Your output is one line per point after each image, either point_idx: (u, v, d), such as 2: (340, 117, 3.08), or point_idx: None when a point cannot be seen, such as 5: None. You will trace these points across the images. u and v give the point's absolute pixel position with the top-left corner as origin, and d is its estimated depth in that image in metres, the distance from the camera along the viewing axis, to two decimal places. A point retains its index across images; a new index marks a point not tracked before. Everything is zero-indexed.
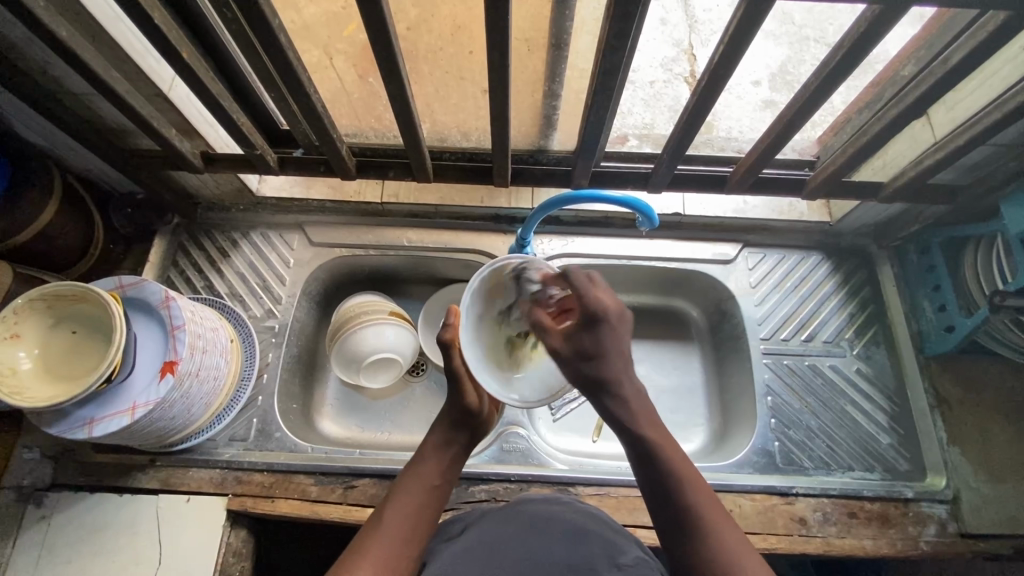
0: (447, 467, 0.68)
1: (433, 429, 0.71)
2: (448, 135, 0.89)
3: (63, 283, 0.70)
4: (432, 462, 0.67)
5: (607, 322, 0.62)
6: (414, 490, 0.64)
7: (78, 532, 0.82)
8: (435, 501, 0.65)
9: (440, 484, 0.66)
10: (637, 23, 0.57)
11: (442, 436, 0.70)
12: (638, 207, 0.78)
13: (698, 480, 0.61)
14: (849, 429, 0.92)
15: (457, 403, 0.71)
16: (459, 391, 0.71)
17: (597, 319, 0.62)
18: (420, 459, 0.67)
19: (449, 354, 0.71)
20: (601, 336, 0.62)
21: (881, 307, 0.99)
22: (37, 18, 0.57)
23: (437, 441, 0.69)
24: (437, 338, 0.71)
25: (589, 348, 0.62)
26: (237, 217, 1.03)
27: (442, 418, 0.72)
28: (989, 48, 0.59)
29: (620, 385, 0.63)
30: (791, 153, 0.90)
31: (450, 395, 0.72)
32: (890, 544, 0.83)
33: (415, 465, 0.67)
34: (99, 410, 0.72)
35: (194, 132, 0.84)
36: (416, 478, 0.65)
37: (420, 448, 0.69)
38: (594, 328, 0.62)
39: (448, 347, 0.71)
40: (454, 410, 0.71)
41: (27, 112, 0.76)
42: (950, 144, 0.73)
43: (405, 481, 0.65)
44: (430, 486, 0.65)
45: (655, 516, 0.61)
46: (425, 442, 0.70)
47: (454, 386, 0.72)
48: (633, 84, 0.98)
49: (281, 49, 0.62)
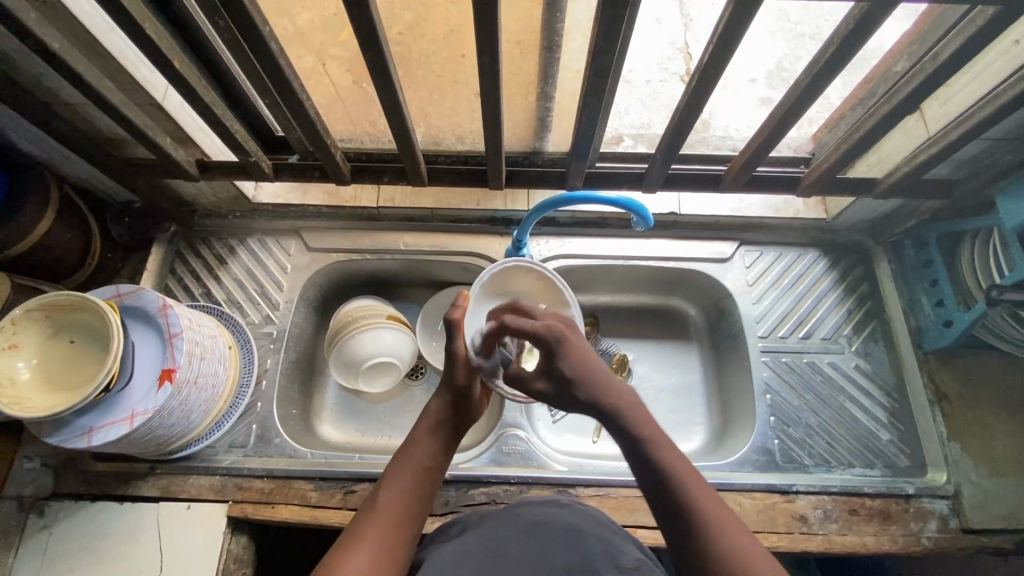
0: (440, 449, 0.68)
1: (425, 413, 0.70)
2: (443, 139, 0.91)
3: (61, 293, 0.70)
4: (424, 444, 0.67)
5: (563, 343, 0.67)
6: (408, 475, 0.64)
7: (81, 540, 0.82)
8: (428, 482, 0.65)
9: (432, 465, 0.66)
10: (627, 24, 0.58)
11: (433, 419, 0.69)
12: (634, 208, 0.78)
13: (698, 476, 0.59)
14: (849, 426, 0.92)
15: (450, 383, 0.71)
16: (450, 369, 0.71)
17: (556, 342, 0.67)
18: (412, 442, 0.67)
19: (451, 334, 0.72)
20: (573, 355, 0.67)
21: (878, 303, 0.99)
22: (30, 31, 0.57)
23: (429, 424, 0.69)
24: (443, 316, 0.72)
25: (566, 373, 0.66)
26: (234, 224, 1.04)
27: (433, 402, 0.71)
28: (978, 43, 0.59)
29: (610, 387, 0.66)
30: (787, 149, 0.91)
31: (443, 380, 0.72)
32: (892, 541, 0.82)
33: (408, 447, 0.67)
34: (98, 419, 0.72)
35: (189, 140, 0.84)
36: (409, 463, 0.65)
37: (412, 432, 0.68)
38: (558, 353, 0.67)
39: (453, 327, 0.72)
40: (446, 392, 0.71)
41: (23, 123, 0.76)
42: (945, 138, 0.73)
43: (398, 465, 0.65)
44: (421, 468, 0.65)
45: (661, 519, 0.59)
46: (417, 427, 0.69)
47: (449, 367, 0.71)
48: (628, 84, 0.96)
49: (273, 57, 0.62)
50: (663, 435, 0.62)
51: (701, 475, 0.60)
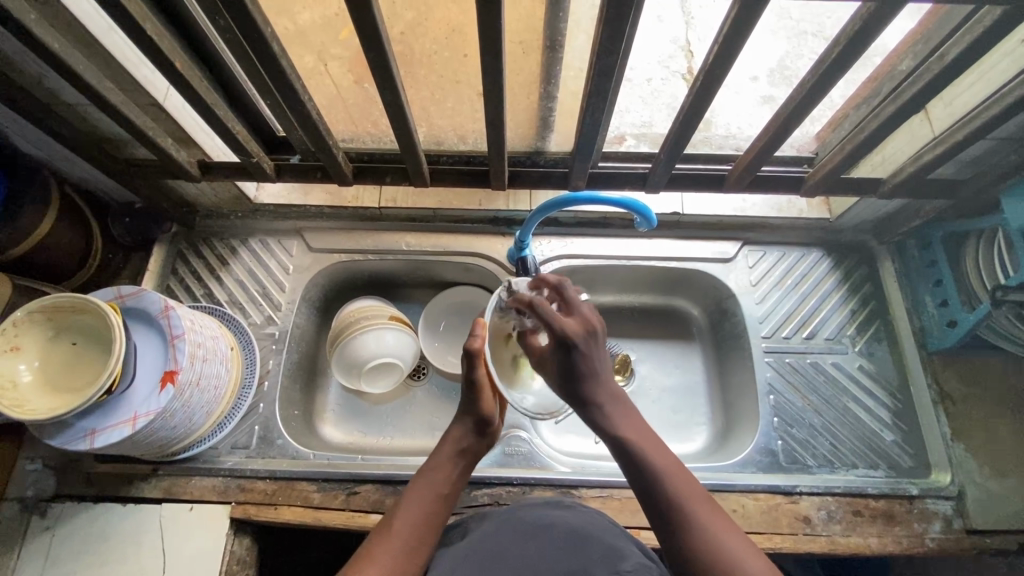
0: (457, 475, 0.68)
1: (445, 439, 0.70)
2: (444, 138, 0.90)
3: (61, 295, 0.70)
4: (443, 468, 0.67)
5: (576, 347, 0.65)
6: (425, 498, 0.64)
7: (85, 542, 0.82)
8: (444, 506, 0.65)
9: (448, 492, 0.66)
10: (632, 23, 0.57)
11: (455, 444, 0.69)
12: (637, 209, 0.78)
13: (688, 477, 0.62)
14: (852, 426, 0.92)
15: (474, 411, 0.70)
16: (475, 396, 0.70)
17: (571, 341, 0.65)
18: (432, 467, 0.67)
19: (473, 363, 0.69)
20: (582, 359, 0.66)
21: (881, 303, 0.98)
22: (30, 32, 0.57)
23: (449, 451, 0.68)
24: (465, 345, 0.69)
25: (569, 370, 0.66)
26: (235, 224, 1.03)
27: (456, 426, 0.71)
28: (985, 43, 0.59)
29: (607, 399, 0.67)
30: (790, 149, 0.90)
31: (466, 403, 0.71)
32: (895, 542, 0.82)
33: (429, 471, 0.67)
34: (100, 421, 0.72)
35: (190, 141, 0.84)
36: (426, 487, 0.65)
37: (432, 455, 0.68)
38: (568, 354, 0.65)
39: (474, 356, 0.68)
40: (469, 419, 0.70)
41: (23, 124, 0.76)
42: (951, 138, 0.73)
43: (416, 487, 0.65)
44: (439, 493, 0.65)
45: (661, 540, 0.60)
46: (438, 451, 0.69)
47: (471, 395, 0.70)
48: (630, 82, 0.95)
49: (274, 58, 0.62)
50: (653, 443, 0.65)
51: (692, 479, 0.62)
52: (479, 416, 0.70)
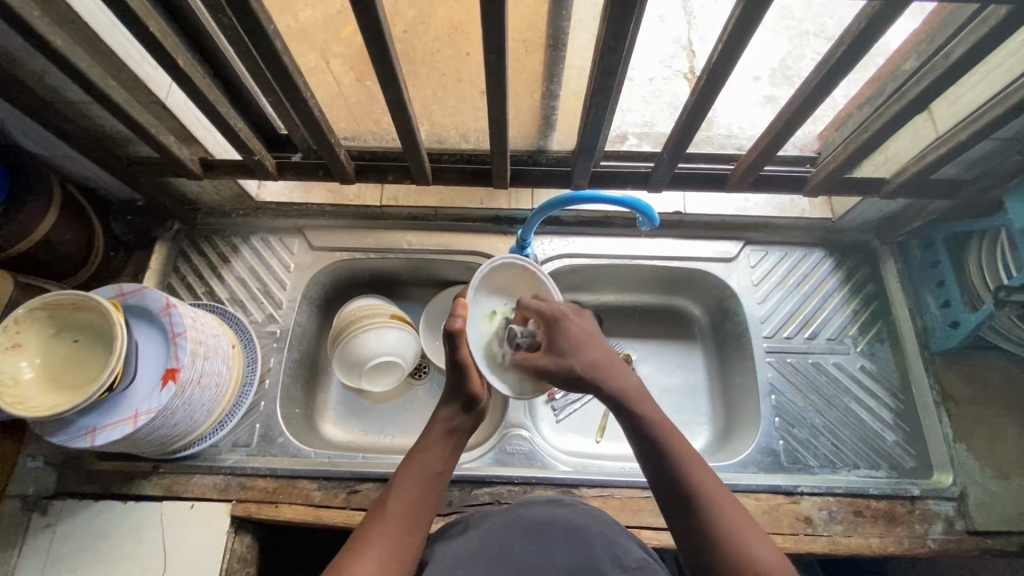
0: (449, 454, 0.65)
1: (434, 418, 0.67)
2: (447, 137, 0.91)
3: (65, 291, 0.70)
4: (435, 452, 0.64)
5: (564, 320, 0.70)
6: (419, 481, 0.62)
7: (85, 539, 0.82)
8: (437, 488, 0.63)
9: (442, 472, 0.64)
10: (635, 22, 0.57)
11: (444, 424, 0.66)
12: (639, 207, 0.77)
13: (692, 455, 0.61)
14: (855, 427, 0.92)
15: (462, 392, 0.67)
16: (464, 379, 0.67)
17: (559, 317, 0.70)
18: (423, 450, 0.64)
19: (455, 344, 0.66)
20: (570, 331, 0.69)
21: (884, 303, 0.98)
22: (32, 29, 0.57)
23: (441, 430, 0.66)
24: (444, 327, 0.67)
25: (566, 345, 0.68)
26: (236, 223, 1.03)
27: (443, 405, 0.68)
28: (990, 44, 0.58)
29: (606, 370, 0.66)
30: (792, 149, 0.90)
31: (451, 386, 0.68)
32: (897, 542, 0.82)
33: (420, 451, 0.64)
34: (102, 418, 0.72)
35: (192, 138, 0.84)
36: (419, 468, 0.63)
37: (424, 435, 0.66)
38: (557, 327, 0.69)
39: (455, 337, 0.66)
40: (457, 398, 0.67)
41: (25, 121, 0.76)
42: (954, 138, 0.73)
43: (407, 469, 0.63)
44: (432, 475, 0.63)
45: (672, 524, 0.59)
46: (428, 431, 0.66)
47: (458, 378, 0.67)
48: (632, 82, 0.95)
49: (277, 55, 0.62)
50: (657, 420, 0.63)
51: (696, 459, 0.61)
52: (467, 398, 0.67)
